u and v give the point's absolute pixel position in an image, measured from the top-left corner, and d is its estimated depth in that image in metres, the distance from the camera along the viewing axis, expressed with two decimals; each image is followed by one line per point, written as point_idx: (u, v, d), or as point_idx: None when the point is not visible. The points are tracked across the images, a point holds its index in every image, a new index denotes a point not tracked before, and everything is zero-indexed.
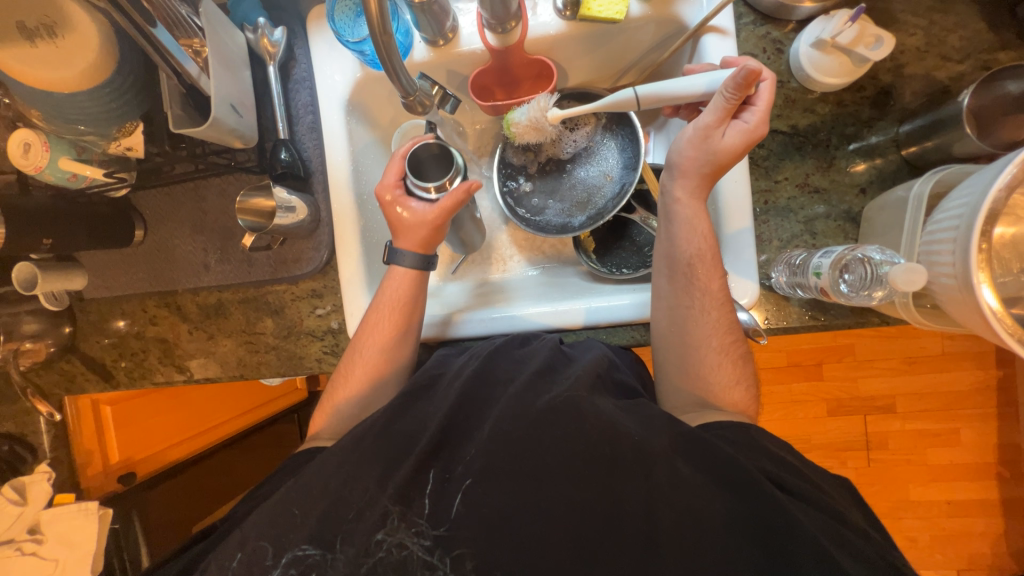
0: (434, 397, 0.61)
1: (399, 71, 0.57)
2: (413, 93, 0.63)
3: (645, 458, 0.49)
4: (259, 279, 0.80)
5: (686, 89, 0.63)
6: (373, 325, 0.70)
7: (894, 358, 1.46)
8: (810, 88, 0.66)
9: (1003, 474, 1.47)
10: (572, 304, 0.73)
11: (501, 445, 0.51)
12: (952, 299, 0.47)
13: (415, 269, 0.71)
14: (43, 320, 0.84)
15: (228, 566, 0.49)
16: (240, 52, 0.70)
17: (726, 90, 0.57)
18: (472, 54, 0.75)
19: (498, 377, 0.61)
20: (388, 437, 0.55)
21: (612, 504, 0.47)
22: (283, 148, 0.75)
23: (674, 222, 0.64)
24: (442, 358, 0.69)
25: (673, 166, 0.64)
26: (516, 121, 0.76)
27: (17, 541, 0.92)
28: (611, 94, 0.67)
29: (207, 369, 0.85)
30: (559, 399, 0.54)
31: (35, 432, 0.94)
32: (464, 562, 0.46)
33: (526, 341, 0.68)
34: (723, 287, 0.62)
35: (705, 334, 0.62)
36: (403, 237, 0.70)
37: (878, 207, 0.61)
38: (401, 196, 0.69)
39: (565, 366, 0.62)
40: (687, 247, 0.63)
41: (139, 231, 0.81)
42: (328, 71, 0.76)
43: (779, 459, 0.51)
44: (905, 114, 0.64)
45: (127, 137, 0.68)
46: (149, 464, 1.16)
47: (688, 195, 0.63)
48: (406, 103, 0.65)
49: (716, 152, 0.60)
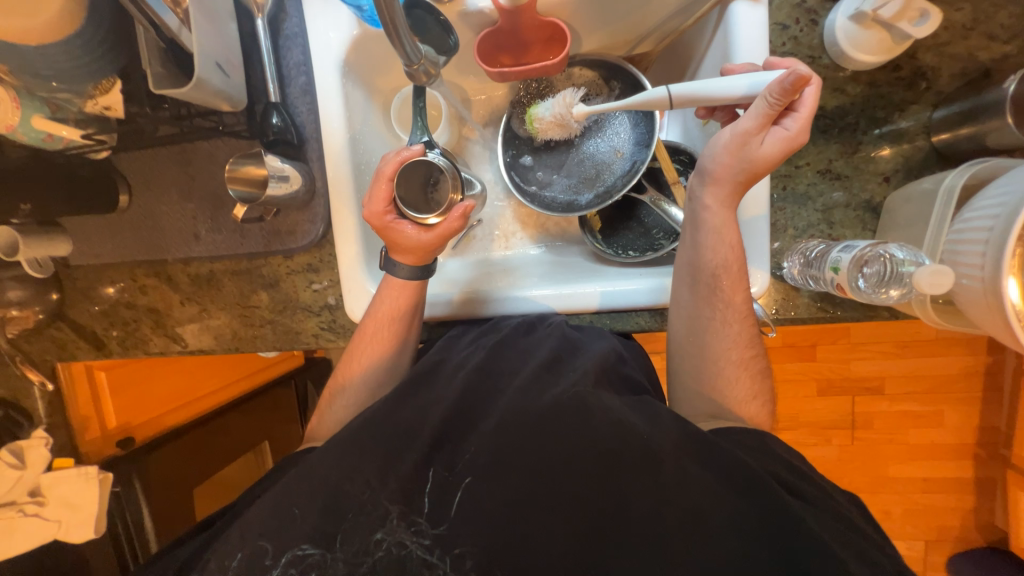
0: (436, 386, 0.60)
1: (402, 33, 0.52)
2: (416, 62, 0.58)
3: (654, 458, 0.48)
4: (251, 251, 0.77)
5: (722, 91, 0.58)
6: (371, 333, 0.69)
7: (888, 341, 1.47)
8: (842, 66, 0.61)
9: (981, 455, 1.52)
10: (586, 286, 0.71)
11: (508, 440, 0.51)
12: (972, 301, 0.46)
13: (411, 280, 0.68)
14: (28, 286, 0.82)
15: (227, 570, 0.48)
16: (225, 3, 0.64)
17: (771, 92, 0.53)
18: (479, 14, 0.70)
19: (502, 369, 0.61)
20: (387, 429, 0.54)
21: (614, 502, 0.47)
22: (275, 112, 0.71)
23: (701, 229, 0.61)
24: (445, 346, 0.68)
25: (705, 171, 0.60)
26: (538, 117, 0.76)
27: (19, 502, 0.93)
28: (639, 93, 0.61)
29: (201, 340, 0.83)
30: (567, 395, 0.54)
31: (29, 397, 0.94)
32: (464, 561, 0.47)
33: (531, 328, 0.67)
34: (747, 301, 0.61)
35: (723, 347, 0.61)
36: (401, 252, 0.66)
37: (903, 198, 0.58)
38: (394, 223, 0.65)
39: (573, 356, 0.62)
40: (712, 258, 0.60)
41: (124, 197, 0.76)
42: (322, 28, 0.69)
43: (782, 462, 0.52)
44: (941, 99, 0.60)
45: (104, 95, 0.63)
46: (147, 430, 1.15)
47: (718, 203, 0.60)
48: (408, 71, 0.60)
49: (753, 160, 0.57)
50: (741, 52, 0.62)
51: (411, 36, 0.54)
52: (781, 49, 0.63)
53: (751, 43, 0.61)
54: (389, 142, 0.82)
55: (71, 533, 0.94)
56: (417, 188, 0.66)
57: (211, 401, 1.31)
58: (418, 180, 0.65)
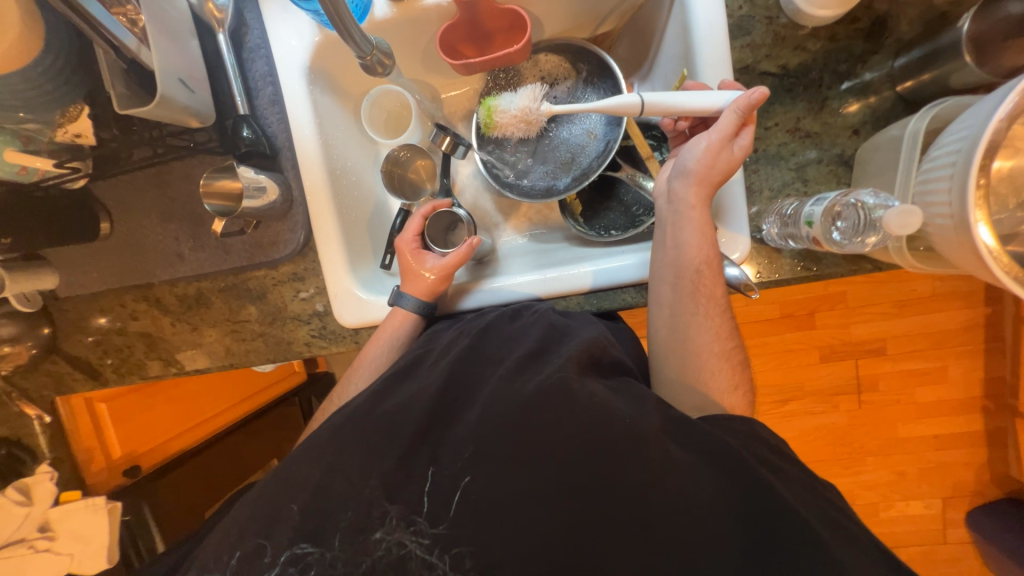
0: (419, 375, 0.60)
1: (350, 29, 0.54)
2: (367, 53, 0.59)
3: (638, 437, 0.49)
4: (236, 265, 0.77)
5: (699, 104, 0.59)
6: (371, 361, 0.71)
7: (885, 302, 1.47)
8: (801, 24, 0.62)
9: (988, 407, 1.52)
10: (580, 266, 0.71)
11: (489, 429, 0.51)
12: (947, 241, 0.47)
13: (415, 314, 0.72)
14: (18, 323, 0.82)
15: (227, 566, 0.49)
16: (183, 19, 0.64)
17: (738, 103, 0.57)
18: (438, 8, 0.70)
19: (486, 354, 0.61)
20: (369, 427, 0.53)
21: (610, 471, 0.48)
22: (245, 125, 0.70)
23: (684, 228, 0.61)
24: (426, 341, 0.67)
25: (688, 171, 0.61)
26: (501, 110, 0.79)
27: (29, 539, 0.94)
28: (611, 98, 0.59)
29: (197, 361, 0.84)
30: (550, 381, 0.54)
31: (31, 435, 0.95)
32: (464, 560, 0.46)
33: (516, 314, 0.68)
34: (726, 293, 0.62)
35: (705, 340, 0.62)
36: (419, 290, 0.72)
37: (872, 147, 0.58)
38: (416, 251, 0.74)
39: (559, 344, 0.61)
40: (696, 255, 0.60)
41: (105, 225, 0.77)
42: (284, 37, 0.70)
43: (769, 443, 0.52)
44: (901, 46, 0.61)
45: (73, 122, 0.66)
46: (155, 455, 1.17)
47: (702, 203, 0.61)
48: (362, 64, 0.61)
49: (728, 164, 0.60)
50: (698, 18, 0.62)
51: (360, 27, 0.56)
52: (738, 13, 0.63)
53: (707, 10, 0.61)
54: (363, 145, 0.82)
55: (84, 566, 0.94)
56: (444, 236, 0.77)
57: (208, 427, 1.29)
58: (442, 227, 0.79)
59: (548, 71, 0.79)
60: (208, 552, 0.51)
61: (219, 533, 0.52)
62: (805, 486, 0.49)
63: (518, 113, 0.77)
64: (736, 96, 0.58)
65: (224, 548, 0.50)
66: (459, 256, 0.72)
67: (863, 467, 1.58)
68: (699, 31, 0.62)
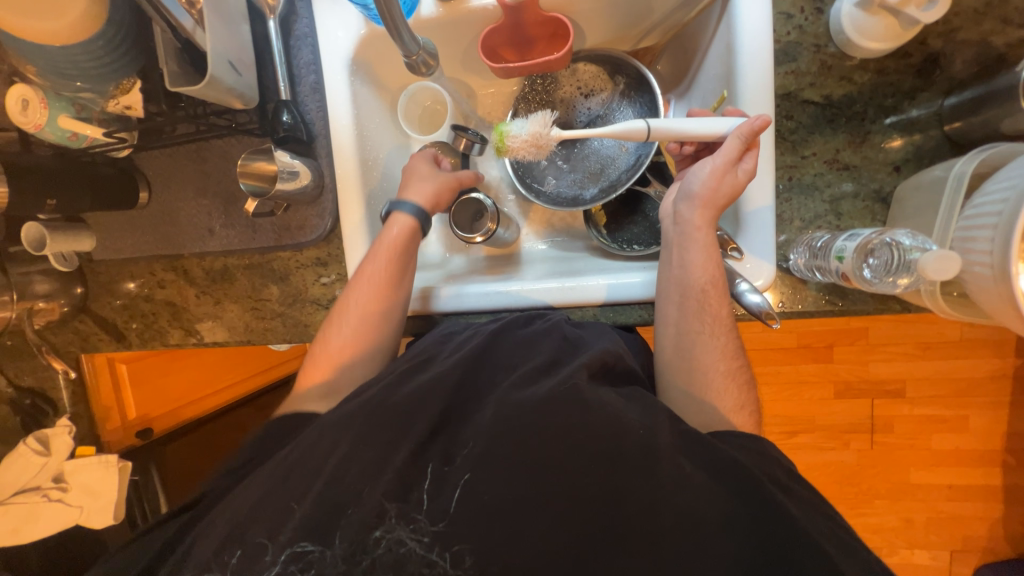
0: (436, 365, 0.61)
1: (400, 27, 0.55)
2: (414, 52, 0.61)
3: (653, 455, 0.49)
4: (263, 245, 0.79)
5: (704, 129, 0.60)
6: (368, 275, 0.71)
7: (909, 343, 1.42)
8: (849, 54, 0.60)
9: (1009, 462, 1.46)
10: (595, 278, 0.71)
11: (503, 430, 0.51)
12: (984, 291, 0.45)
13: (414, 219, 0.73)
14: (53, 281, 0.86)
15: (226, 567, 0.49)
16: (237, 4, 0.66)
17: (743, 128, 0.58)
18: (483, 11, 0.71)
19: (499, 361, 0.62)
20: (378, 420, 0.54)
21: (615, 490, 0.48)
22: (285, 110, 0.73)
23: (689, 249, 0.61)
24: (439, 340, 0.68)
25: (693, 195, 0.61)
26: (512, 135, 0.71)
27: (43, 488, 0.97)
28: (619, 122, 0.59)
29: (216, 334, 0.86)
30: (561, 387, 0.54)
31: (55, 389, 0.98)
32: (464, 558, 0.47)
33: (530, 320, 0.68)
34: (731, 314, 0.62)
35: (711, 359, 0.61)
36: (416, 195, 0.74)
37: (913, 186, 0.56)
38: (425, 166, 0.77)
39: (571, 357, 0.61)
40: (701, 275, 0.61)
41: (144, 194, 0.80)
42: (331, 27, 0.72)
43: (781, 477, 0.51)
44: (953, 85, 0.59)
45: (125, 94, 0.68)
46: (166, 420, 1.22)
47: (707, 225, 0.61)
48: (408, 63, 0.64)
49: (734, 188, 0.60)
50: (744, 41, 0.61)
51: (409, 27, 0.57)
52: (786, 39, 0.62)
53: (754, 34, 0.61)
54: (397, 138, 0.84)
55: (92, 520, 0.98)
56: (465, 218, 0.81)
57: (219, 398, 1.36)
58: (468, 214, 0.81)
59: (586, 80, 0.80)
60: (214, 528, 0.53)
61: (227, 514, 0.53)
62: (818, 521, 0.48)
63: (536, 137, 0.70)
64: (739, 122, 0.60)
65: (231, 520, 0.52)
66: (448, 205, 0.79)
67: (870, 509, 1.54)
68: (743, 54, 0.61)
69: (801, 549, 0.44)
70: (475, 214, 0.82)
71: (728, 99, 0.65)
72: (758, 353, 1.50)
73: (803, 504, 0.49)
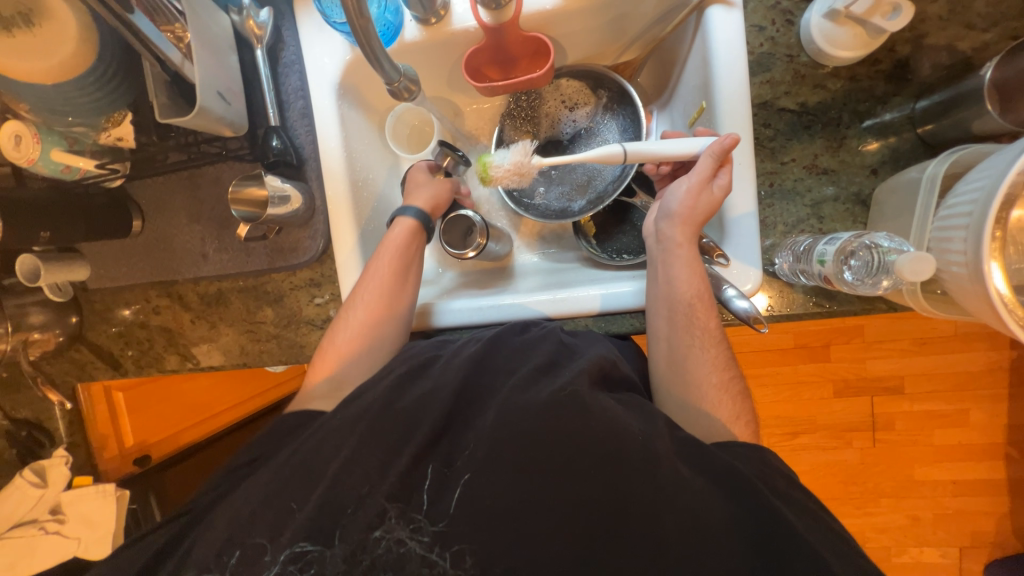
0: (432, 374, 0.61)
1: (378, 55, 0.55)
2: (395, 80, 0.61)
3: (652, 458, 0.49)
4: (256, 268, 0.80)
5: (676, 149, 0.63)
6: (375, 270, 0.72)
7: (904, 339, 1.43)
8: (821, 63, 0.62)
9: (1012, 455, 1.45)
10: (588, 288, 0.72)
11: (501, 438, 0.52)
12: (962, 290, 0.46)
13: (416, 220, 0.76)
14: (49, 311, 0.86)
15: (225, 567, 0.49)
16: (225, 36, 0.68)
17: (715, 147, 0.60)
18: (465, 33, 0.72)
19: (497, 365, 0.62)
20: (374, 439, 0.55)
21: (616, 495, 0.48)
22: (274, 135, 0.74)
23: (673, 265, 0.63)
24: (434, 346, 0.69)
25: (672, 214, 0.64)
26: (494, 165, 0.73)
27: (41, 520, 0.96)
28: (597, 148, 0.62)
29: (212, 358, 0.86)
30: (562, 392, 0.55)
31: (50, 419, 0.97)
32: (464, 557, 0.47)
33: (524, 329, 0.68)
34: (720, 326, 0.63)
35: (704, 371, 0.62)
36: (417, 199, 0.77)
37: (890, 189, 0.58)
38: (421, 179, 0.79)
39: (569, 360, 0.62)
40: (686, 290, 0.62)
41: (137, 221, 0.81)
42: (317, 54, 0.73)
43: (774, 477, 0.51)
44: (923, 89, 0.61)
45: (116, 127, 0.69)
46: (165, 446, 1.22)
47: (688, 240, 0.63)
48: (390, 89, 0.63)
49: (711, 204, 0.62)
50: (719, 54, 0.63)
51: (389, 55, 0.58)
52: (759, 50, 0.64)
53: (729, 47, 0.62)
54: (386, 158, 0.86)
55: (89, 551, 0.97)
56: (457, 234, 0.82)
57: (215, 423, 1.35)
58: (459, 231, 0.82)
59: (569, 95, 0.81)
60: (208, 540, 0.52)
61: (223, 522, 0.53)
62: (815, 522, 0.48)
63: (518, 163, 0.71)
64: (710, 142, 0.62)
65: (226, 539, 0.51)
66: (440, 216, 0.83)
67: (876, 508, 1.53)
68: (719, 66, 0.63)
69: (800, 551, 0.44)
70: (465, 229, 0.82)
71: (707, 109, 0.67)
72: (755, 354, 1.50)
73: (800, 507, 0.50)
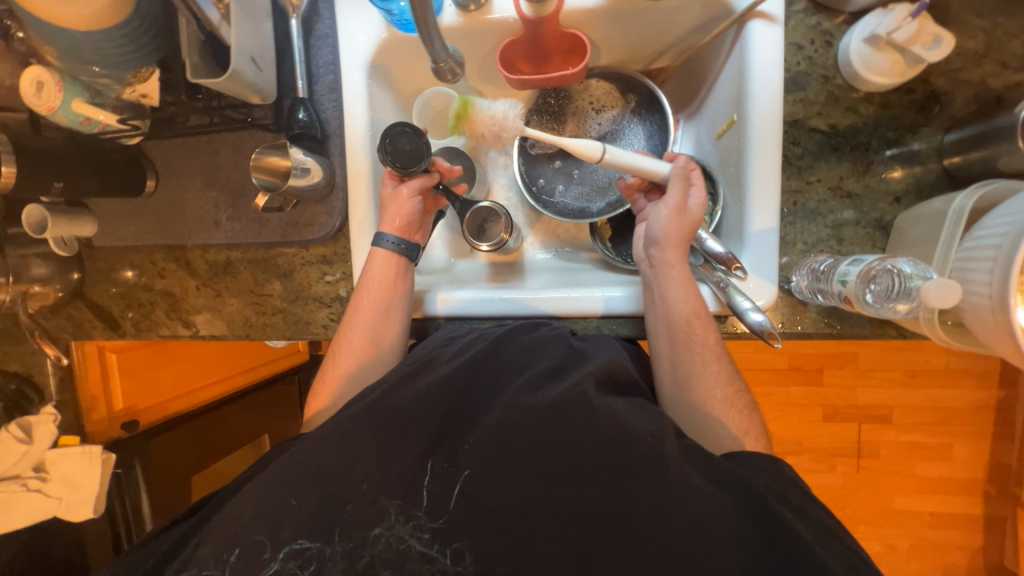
0: (436, 368, 0.61)
1: (433, 35, 0.56)
2: (443, 59, 0.61)
3: (662, 463, 0.49)
4: (269, 240, 0.79)
5: (647, 166, 0.67)
6: (363, 307, 0.72)
7: (897, 370, 1.45)
8: (855, 87, 0.63)
9: (990, 492, 1.48)
10: (603, 290, 0.72)
11: (507, 436, 0.52)
12: (982, 323, 0.47)
13: (393, 253, 0.74)
14: (51, 264, 0.84)
15: (225, 565, 0.49)
16: (262, 1, 0.67)
17: (674, 167, 0.67)
18: (503, 23, 0.72)
19: (503, 363, 0.62)
20: (384, 423, 0.54)
21: (623, 500, 0.48)
22: (302, 108, 0.73)
23: (669, 286, 0.64)
24: (441, 343, 0.67)
25: (657, 239, 0.66)
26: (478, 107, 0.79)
27: (22, 477, 0.94)
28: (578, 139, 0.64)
29: (213, 326, 0.85)
30: (572, 392, 0.55)
31: (42, 373, 0.96)
32: (464, 555, 0.48)
33: (535, 326, 0.68)
34: (719, 340, 0.64)
35: (708, 388, 0.63)
36: (385, 221, 0.73)
37: (913, 217, 0.59)
38: (396, 189, 0.74)
39: (579, 363, 0.62)
40: (682, 308, 0.64)
41: (151, 182, 0.80)
42: (352, 29, 0.73)
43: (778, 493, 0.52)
44: (953, 122, 0.61)
45: (142, 83, 0.68)
46: (152, 413, 1.18)
47: (680, 260, 0.65)
48: (434, 68, 0.64)
49: (692, 221, 0.65)
50: (754, 69, 0.64)
51: (442, 36, 0.58)
52: (795, 68, 0.64)
53: (766, 62, 0.63)
54: None
55: (69, 512, 0.95)
56: (474, 226, 0.83)
57: (193, 399, 1.29)
58: (478, 221, 0.82)
59: (597, 97, 0.82)
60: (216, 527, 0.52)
61: (234, 505, 0.52)
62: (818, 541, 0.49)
63: (500, 118, 0.78)
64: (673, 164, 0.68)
65: (232, 518, 0.51)
66: (421, 238, 0.79)
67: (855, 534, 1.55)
68: (754, 80, 0.63)
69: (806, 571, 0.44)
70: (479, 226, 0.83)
71: (737, 122, 0.67)
72: (750, 372, 1.51)
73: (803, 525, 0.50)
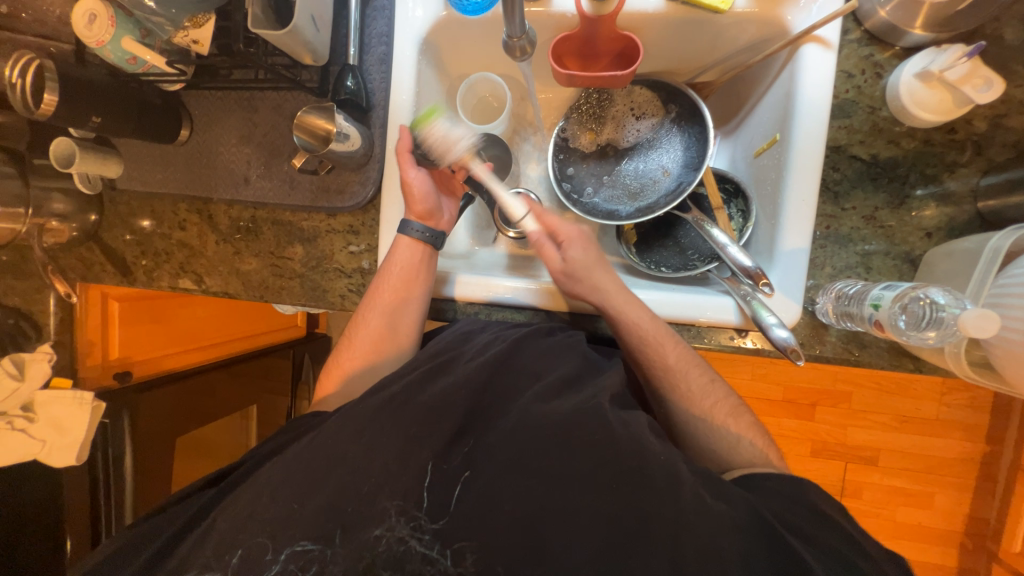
0: (454, 372, 0.60)
1: (515, 9, 0.57)
2: (517, 35, 0.62)
3: (675, 482, 0.49)
4: (298, 203, 0.78)
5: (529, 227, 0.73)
6: (380, 302, 0.72)
7: (888, 414, 1.47)
8: (900, 120, 0.64)
9: (967, 546, 1.48)
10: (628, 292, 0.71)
11: (525, 441, 0.52)
12: (1012, 355, 0.49)
13: (422, 240, 0.73)
14: (71, 202, 0.83)
15: (227, 566, 0.48)
16: None
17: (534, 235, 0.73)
18: (561, 17, 0.73)
19: (519, 367, 0.61)
20: (395, 416, 0.55)
21: (639, 513, 0.48)
22: (350, 75, 0.74)
23: (620, 324, 0.66)
24: (456, 339, 0.67)
25: (580, 287, 0.68)
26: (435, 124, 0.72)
27: (10, 414, 0.93)
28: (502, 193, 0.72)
29: (225, 285, 0.84)
30: (584, 406, 0.55)
31: (43, 313, 0.93)
32: (464, 555, 0.48)
33: (550, 331, 0.67)
34: (688, 354, 0.66)
35: (713, 401, 0.65)
36: (407, 208, 0.74)
37: (944, 253, 0.59)
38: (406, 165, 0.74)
39: (593, 377, 0.61)
40: (636, 338, 0.66)
41: (185, 131, 0.79)
42: (410, 5, 0.73)
43: (791, 518, 0.51)
44: (990, 166, 0.63)
45: (196, 28, 0.68)
46: (145, 368, 1.16)
47: (611, 292, 0.67)
48: (506, 43, 0.64)
49: (585, 262, 0.69)
50: (804, 92, 0.65)
51: (523, 12, 0.59)
52: (844, 96, 0.66)
53: (816, 85, 0.64)
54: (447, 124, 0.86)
55: (52, 456, 0.95)
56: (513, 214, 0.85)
57: (189, 359, 1.28)
58: None
59: (640, 103, 0.82)
60: (229, 508, 0.51)
61: (248, 488, 0.52)
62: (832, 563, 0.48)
63: (450, 138, 0.73)
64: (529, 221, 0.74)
65: (248, 498, 0.51)
66: (447, 224, 0.78)
67: None
68: (802, 101, 0.64)
69: None
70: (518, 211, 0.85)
71: (780, 142, 0.68)
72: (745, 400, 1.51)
73: (820, 553, 0.49)
